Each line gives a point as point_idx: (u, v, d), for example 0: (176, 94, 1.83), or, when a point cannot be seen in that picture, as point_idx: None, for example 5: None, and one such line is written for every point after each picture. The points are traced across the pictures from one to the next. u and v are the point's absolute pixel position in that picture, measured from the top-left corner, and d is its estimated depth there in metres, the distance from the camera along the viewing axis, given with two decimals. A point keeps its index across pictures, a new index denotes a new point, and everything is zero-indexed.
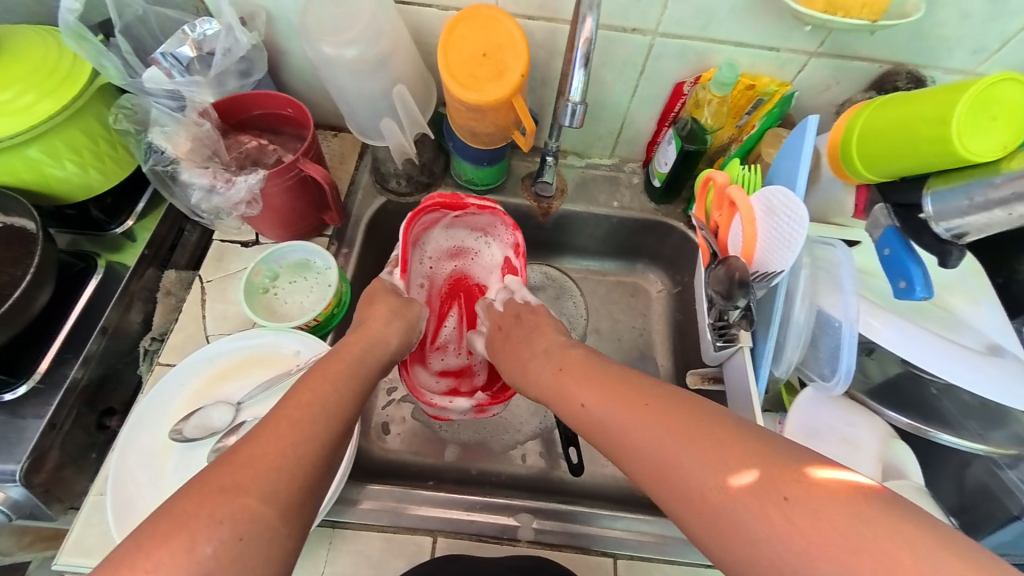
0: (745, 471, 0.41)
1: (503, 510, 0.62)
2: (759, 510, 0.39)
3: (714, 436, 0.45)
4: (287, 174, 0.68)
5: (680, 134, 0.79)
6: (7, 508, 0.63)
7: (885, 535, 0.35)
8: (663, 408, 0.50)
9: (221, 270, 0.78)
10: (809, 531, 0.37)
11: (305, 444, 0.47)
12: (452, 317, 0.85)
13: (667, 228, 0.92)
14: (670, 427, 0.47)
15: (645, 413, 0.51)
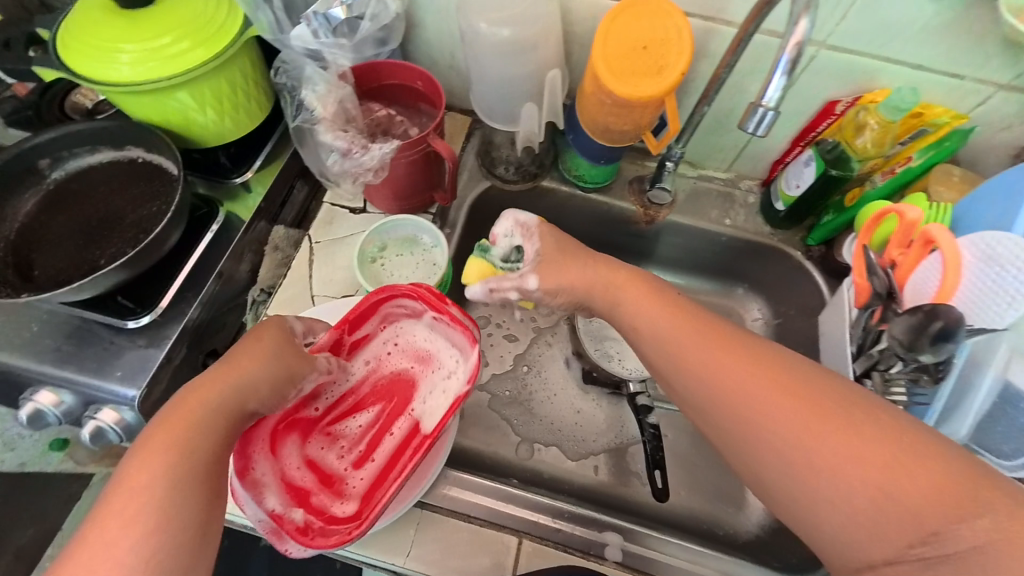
0: (808, 406, 0.43)
1: (590, 523, 0.60)
2: (889, 480, 0.40)
3: (774, 368, 0.46)
4: (419, 147, 0.68)
5: (824, 156, 0.73)
6: (120, 429, 0.65)
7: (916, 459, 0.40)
8: (780, 369, 0.46)
9: (330, 234, 0.79)
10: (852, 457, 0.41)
11: (210, 438, 0.45)
12: (367, 415, 0.65)
13: (781, 255, 0.86)
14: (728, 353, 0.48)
15: (758, 372, 0.47)
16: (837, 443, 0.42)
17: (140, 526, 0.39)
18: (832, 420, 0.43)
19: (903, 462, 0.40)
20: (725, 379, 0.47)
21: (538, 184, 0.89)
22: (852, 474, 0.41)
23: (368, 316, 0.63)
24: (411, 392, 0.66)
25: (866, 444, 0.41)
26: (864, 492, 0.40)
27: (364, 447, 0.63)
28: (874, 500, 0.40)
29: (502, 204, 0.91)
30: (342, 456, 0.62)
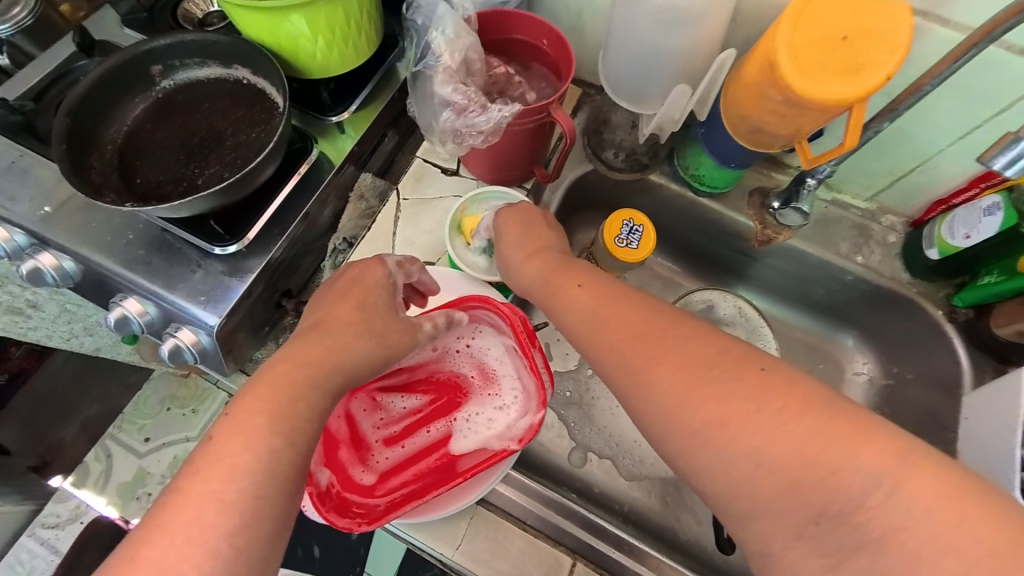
0: (708, 380, 0.41)
1: (651, 562, 0.56)
2: (777, 453, 0.38)
3: (672, 343, 0.44)
4: (536, 117, 0.61)
5: (1016, 206, 0.61)
6: (196, 352, 0.66)
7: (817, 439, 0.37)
8: (679, 340, 0.44)
9: (419, 192, 0.75)
10: (760, 444, 0.38)
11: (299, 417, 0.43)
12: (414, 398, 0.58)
13: (915, 310, 0.74)
14: (627, 325, 0.47)
15: (657, 338, 0.45)
16: (724, 412, 0.40)
17: (233, 518, 0.38)
18: (722, 390, 0.40)
19: (806, 436, 0.37)
20: (615, 338, 0.47)
21: (645, 177, 0.80)
22: (744, 444, 0.39)
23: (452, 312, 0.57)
24: (461, 402, 0.58)
25: (768, 411, 0.39)
26: (750, 464, 0.38)
27: (398, 429, 0.57)
28: (763, 475, 0.38)
29: (601, 191, 0.82)
30: (377, 427, 0.57)
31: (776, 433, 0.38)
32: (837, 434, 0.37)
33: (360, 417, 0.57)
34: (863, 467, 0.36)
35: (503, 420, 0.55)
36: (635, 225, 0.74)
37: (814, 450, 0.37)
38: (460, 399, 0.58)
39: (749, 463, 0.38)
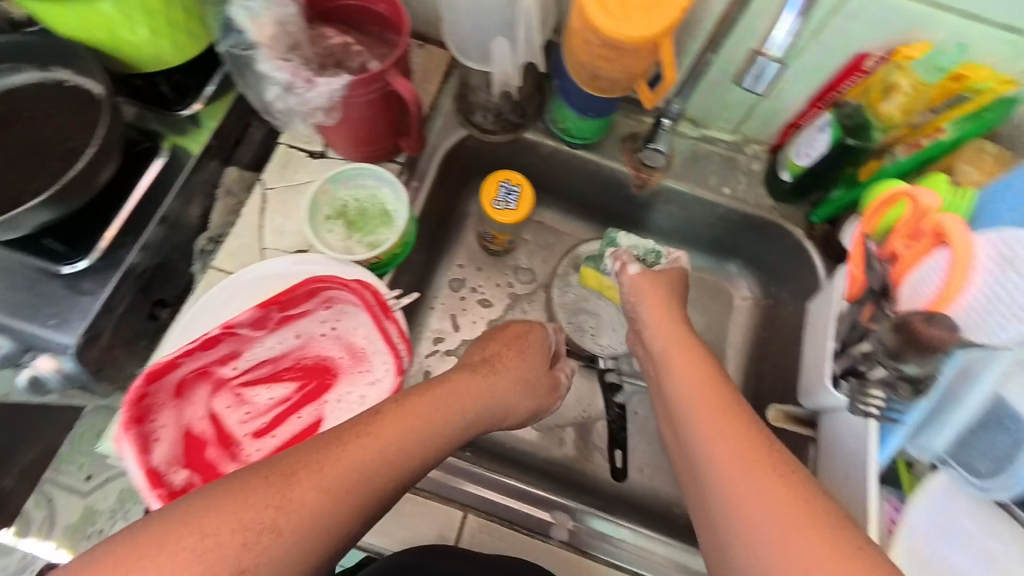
0: (736, 457, 0.47)
1: (542, 503, 0.59)
2: (781, 532, 0.41)
3: (742, 427, 0.49)
4: (373, 85, 0.59)
5: (842, 122, 0.65)
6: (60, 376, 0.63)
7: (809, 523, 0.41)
8: (746, 422, 0.50)
9: (285, 178, 0.72)
10: (762, 517, 0.43)
11: (371, 486, 0.44)
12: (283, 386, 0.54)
13: (780, 232, 0.78)
14: (727, 416, 0.51)
15: (733, 419, 0.51)
16: (734, 480, 0.46)
17: (218, 553, 0.36)
18: (740, 464, 0.46)
19: (733, 450, 0.48)
20: (707, 421, 0.51)
21: (520, 136, 0.80)
22: (749, 515, 0.43)
23: (304, 296, 0.53)
24: (331, 384, 0.55)
25: (722, 428, 0.50)
26: (757, 534, 0.42)
27: (266, 423, 0.52)
28: (762, 542, 0.42)
29: (481, 155, 0.82)
30: (242, 423, 0.52)
31: (774, 509, 0.43)
32: (762, 459, 0.46)
33: (225, 414, 0.52)
34: (777, 490, 0.44)
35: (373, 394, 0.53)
36: (513, 186, 0.76)
37: (783, 519, 0.42)
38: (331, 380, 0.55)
39: (756, 533, 0.43)
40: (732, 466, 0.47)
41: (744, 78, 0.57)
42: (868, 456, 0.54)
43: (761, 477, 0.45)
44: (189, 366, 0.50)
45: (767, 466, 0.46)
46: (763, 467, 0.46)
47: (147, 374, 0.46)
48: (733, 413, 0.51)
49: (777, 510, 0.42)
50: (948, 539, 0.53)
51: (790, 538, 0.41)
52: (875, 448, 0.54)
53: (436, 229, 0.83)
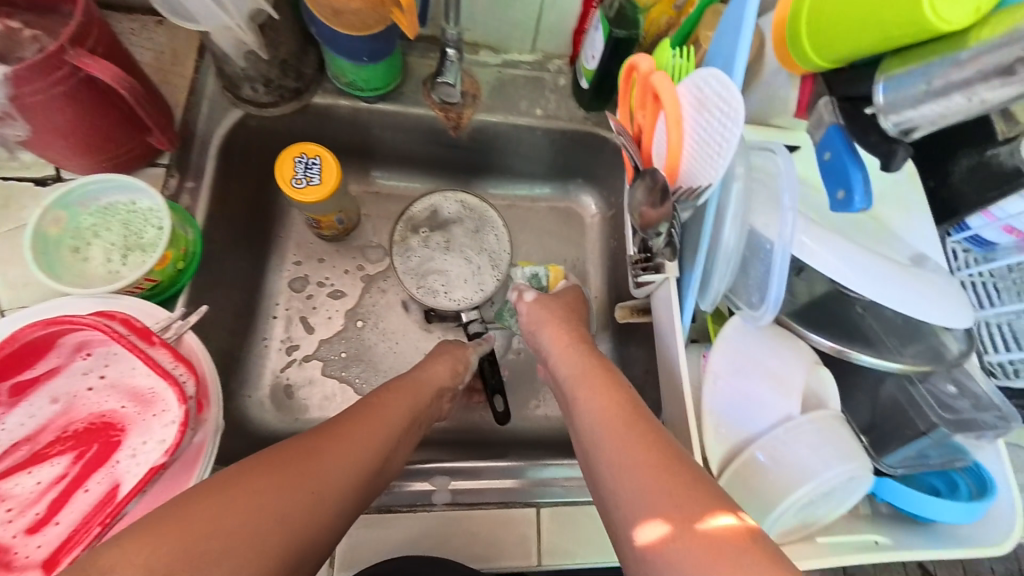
0: (605, 419, 0.47)
1: (416, 475, 0.60)
2: (645, 481, 0.41)
3: (612, 393, 0.50)
4: (56, 73, 0.47)
5: (608, 15, 0.61)
6: None
7: (666, 467, 0.41)
8: (616, 387, 0.51)
9: (9, 220, 0.58)
10: (628, 469, 0.42)
11: (303, 504, 0.42)
12: (52, 465, 0.46)
13: (600, 141, 0.79)
14: (599, 386, 0.51)
15: (605, 387, 0.51)
16: (606, 443, 0.45)
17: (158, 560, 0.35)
18: (611, 426, 0.46)
19: (614, 419, 0.47)
20: (586, 396, 0.51)
21: (308, 103, 0.71)
22: (619, 473, 0.43)
23: (37, 352, 0.44)
24: (120, 440, 0.48)
25: (606, 405, 0.48)
26: (627, 489, 0.41)
27: (39, 511, 0.45)
28: (630, 492, 0.41)
29: (272, 135, 0.72)
30: (6, 523, 0.44)
31: (634, 460, 0.42)
32: (633, 423, 0.45)
33: None
34: (644, 454, 0.43)
35: (163, 435, 0.47)
36: (310, 158, 0.67)
37: (643, 470, 0.41)
38: (113, 437, 0.48)
39: (629, 490, 0.41)
40: (609, 437, 0.45)
41: None
42: (674, 324, 0.50)
43: (629, 445, 0.44)
44: None
45: (630, 430, 0.45)
46: (628, 425, 0.45)
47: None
48: (621, 387, 0.51)
49: (625, 445, 0.44)
50: (740, 387, 0.49)
51: (645, 488, 0.41)
52: (677, 313, 0.49)
53: (249, 231, 0.73)
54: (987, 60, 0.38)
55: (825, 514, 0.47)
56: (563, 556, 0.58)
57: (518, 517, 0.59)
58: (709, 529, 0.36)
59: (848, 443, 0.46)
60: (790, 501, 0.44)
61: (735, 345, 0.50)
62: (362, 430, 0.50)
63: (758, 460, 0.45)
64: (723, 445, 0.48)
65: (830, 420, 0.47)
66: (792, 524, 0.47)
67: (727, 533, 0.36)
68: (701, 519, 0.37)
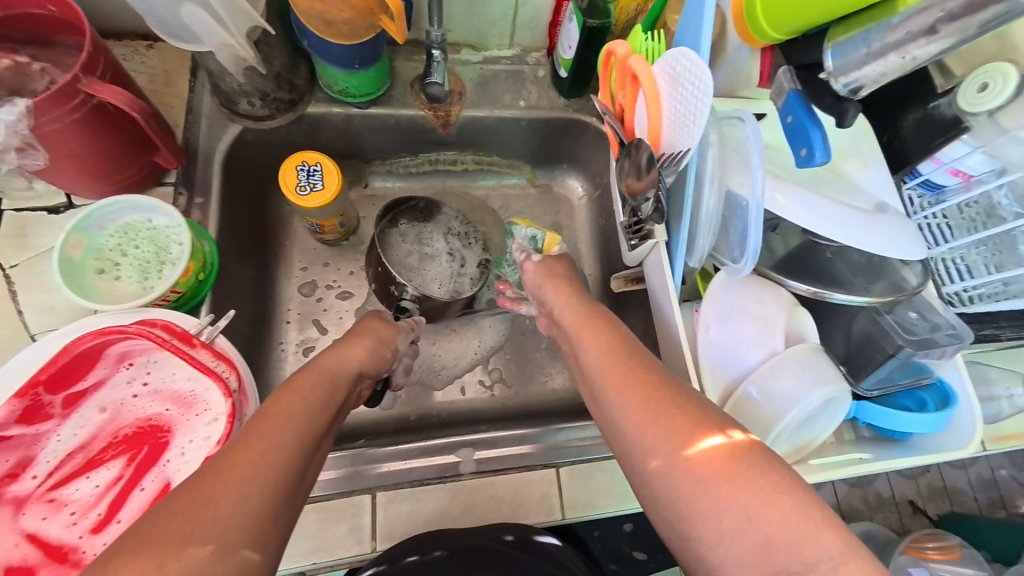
0: (605, 362, 0.49)
1: (440, 451, 0.64)
2: (644, 413, 0.43)
3: (610, 338, 0.52)
4: (70, 102, 0.50)
5: (580, 7, 0.66)
6: None
7: (665, 400, 0.43)
8: (613, 332, 0.53)
9: (27, 249, 0.60)
10: (629, 402, 0.45)
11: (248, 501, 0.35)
12: (106, 469, 0.49)
13: (581, 126, 0.84)
14: (599, 332, 0.53)
15: (602, 333, 0.53)
16: (607, 380, 0.48)
17: None
18: (611, 365, 0.48)
19: (614, 359, 0.49)
20: (587, 340, 0.53)
21: (303, 113, 0.74)
22: (622, 405, 0.45)
23: (86, 363, 0.47)
24: (168, 441, 0.50)
25: (610, 354, 0.50)
26: (629, 419, 0.44)
27: (102, 511, 0.47)
28: (635, 424, 0.43)
29: (270, 147, 0.75)
30: (72, 525, 0.47)
31: (635, 395, 0.45)
32: (632, 369, 0.47)
33: (43, 527, 0.46)
34: (646, 396, 0.44)
35: (209, 432, 0.50)
36: (312, 166, 0.71)
37: (643, 403, 0.44)
38: (161, 438, 0.51)
39: (631, 421, 0.44)
40: (612, 384, 0.47)
41: None
42: (666, 282, 0.55)
43: (631, 391, 0.45)
44: None
45: (633, 375, 0.46)
46: (625, 365, 0.48)
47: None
48: (623, 338, 0.52)
49: (623, 382, 0.46)
50: (731, 333, 0.54)
51: (647, 431, 0.42)
52: (669, 274, 0.55)
53: (256, 241, 0.76)
54: (917, 21, 0.44)
55: (816, 436, 0.53)
56: (584, 508, 0.63)
57: (540, 477, 0.64)
58: (699, 453, 0.39)
59: (830, 370, 0.52)
60: (781, 426, 0.50)
61: (721, 299, 0.55)
62: (273, 411, 0.42)
63: (750, 396, 0.51)
64: (719, 386, 0.53)
65: (813, 352, 0.52)
66: (788, 447, 0.53)
67: (716, 454, 0.38)
68: (694, 444, 0.40)
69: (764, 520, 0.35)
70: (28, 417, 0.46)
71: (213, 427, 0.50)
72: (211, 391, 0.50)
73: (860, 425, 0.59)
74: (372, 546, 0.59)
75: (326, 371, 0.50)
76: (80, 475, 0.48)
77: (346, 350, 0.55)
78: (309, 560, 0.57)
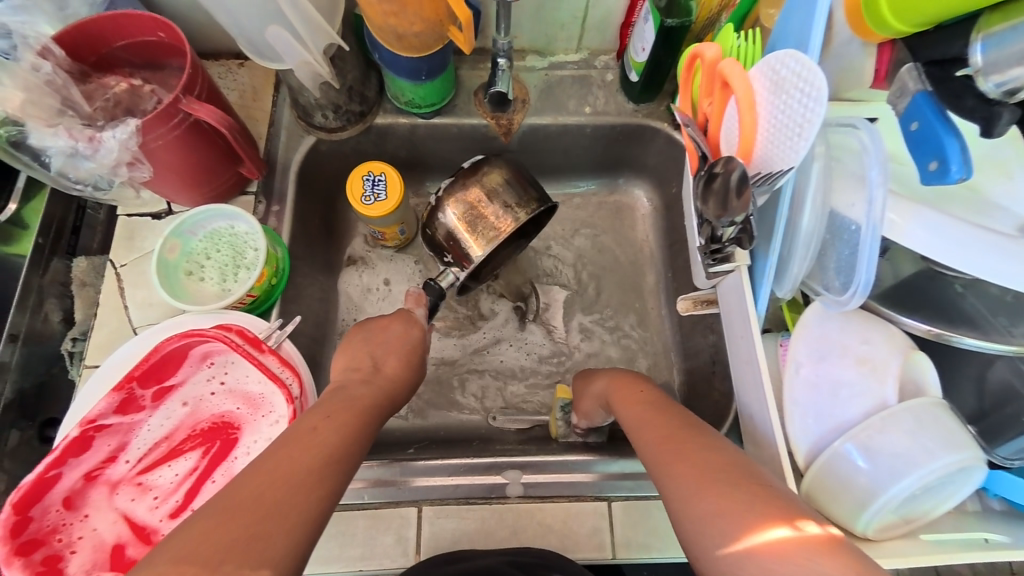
0: (657, 432, 0.48)
1: (487, 470, 0.62)
2: (701, 485, 0.40)
3: (661, 414, 0.51)
4: (171, 120, 0.55)
5: (658, 6, 0.61)
6: None
7: (720, 474, 0.40)
8: (663, 409, 0.52)
9: (134, 250, 0.67)
10: (685, 470, 0.42)
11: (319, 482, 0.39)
12: (182, 461, 0.53)
13: (651, 133, 0.79)
14: (648, 408, 0.53)
15: (652, 410, 0.52)
16: (659, 451, 0.46)
17: None
18: (664, 436, 0.47)
19: (670, 432, 0.47)
20: (638, 417, 0.52)
21: (371, 124, 0.76)
22: (675, 473, 0.42)
23: (173, 360, 0.51)
24: (236, 438, 0.54)
25: (663, 430, 0.48)
26: (682, 489, 0.41)
27: (180, 498, 0.51)
28: (691, 495, 0.40)
29: (340, 157, 0.78)
30: (154, 508, 0.51)
31: (690, 470, 0.42)
32: (687, 442, 0.45)
33: (130, 508, 0.50)
34: (711, 467, 0.41)
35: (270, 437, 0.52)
36: (377, 176, 0.72)
37: (697, 475, 0.41)
38: (229, 439, 0.54)
39: (683, 489, 0.41)
40: (667, 454, 0.45)
41: None
42: (747, 312, 0.49)
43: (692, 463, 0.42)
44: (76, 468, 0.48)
45: (690, 445, 0.44)
46: (678, 437, 0.46)
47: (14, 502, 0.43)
48: (667, 411, 0.51)
49: (676, 452, 0.44)
50: (827, 376, 0.47)
51: (706, 503, 0.39)
52: (751, 302, 0.48)
53: (325, 248, 0.80)
54: None
55: (932, 509, 0.45)
56: (638, 549, 0.58)
57: (591, 509, 0.60)
58: (759, 545, 0.35)
59: (951, 428, 0.43)
60: (890, 493, 0.42)
61: (816, 333, 0.48)
62: (302, 442, 0.42)
63: (850, 453, 0.43)
64: (810, 437, 0.46)
65: (934, 407, 0.43)
66: (894, 518, 0.44)
67: (778, 546, 0.34)
68: (755, 536, 0.35)
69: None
70: (123, 407, 0.50)
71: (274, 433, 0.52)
72: (275, 397, 0.53)
73: (990, 496, 0.49)
74: (416, 559, 0.58)
75: (369, 397, 0.52)
76: (160, 466, 0.52)
77: (379, 385, 0.55)
78: (355, 566, 0.58)
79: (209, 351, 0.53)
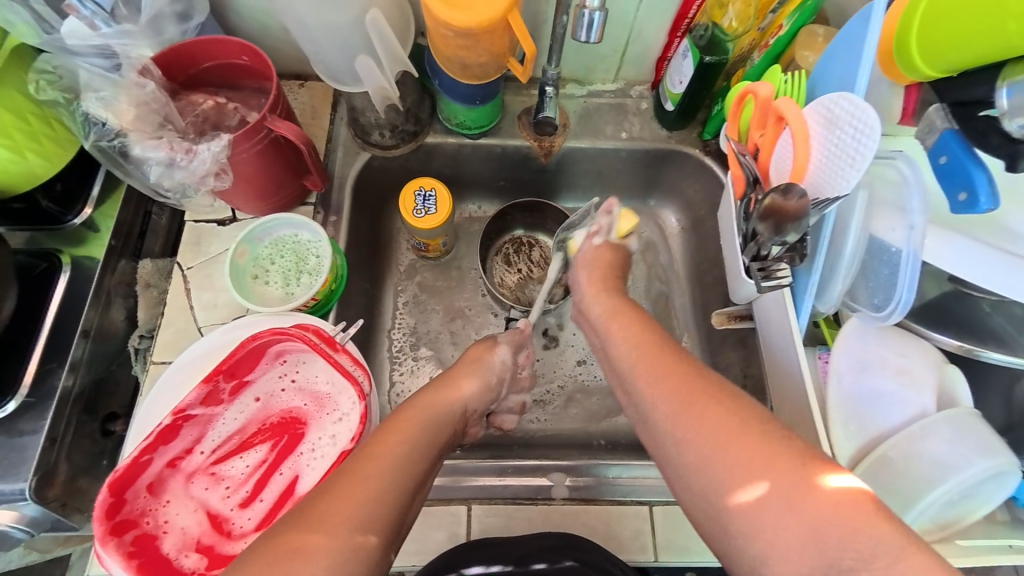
0: (654, 369, 0.47)
1: (535, 471, 0.65)
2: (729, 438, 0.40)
3: (650, 343, 0.50)
4: (256, 136, 0.60)
5: (697, 45, 0.66)
6: (26, 525, 0.63)
7: (734, 416, 0.41)
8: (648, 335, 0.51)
9: (201, 254, 0.71)
10: (696, 418, 0.42)
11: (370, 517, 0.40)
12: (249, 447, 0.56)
13: (682, 157, 0.84)
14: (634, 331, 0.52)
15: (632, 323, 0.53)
16: (658, 381, 0.46)
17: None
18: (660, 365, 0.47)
19: (659, 360, 0.48)
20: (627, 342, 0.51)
21: (422, 142, 0.80)
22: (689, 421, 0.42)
23: (253, 357, 0.55)
24: (303, 433, 0.57)
25: (662, 389, 0.45)
26: (703, 433, 0.41)
27: (249, 488, 0.54)
28: (723, 442, 0.40)
29: (390, 173, 0.82)
30: (226, 498, 0.54)
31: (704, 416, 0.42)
32: (684, 374, 0.45)
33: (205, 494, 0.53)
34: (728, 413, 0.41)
35: (336, 431, 0.56)
36: (428, 191, 0.77)
37: (722, 427, 0.41)
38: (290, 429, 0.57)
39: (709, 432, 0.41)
40: (648, 376, 0.47)
41: (576, 31, 0.56)
42: (789, 324, 0.53)
43: (721, 450, 0.40)
44: (162, 459, 0.51)
45: (684, 378, 0.45)
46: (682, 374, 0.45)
47: (111, 483, 0.47)
48: (650, 334, 0.51)
49: (687, 394, 0.44)
50: (867, 385, 0.50)
51: (722, 452, 0.40)
52: (793, 316, 0.52)
53: (372, 256, 0.83)
54: None
55: (967, 514, 0.48)
56: (680, 552, 0.61)
57: (632, 513, 0.62)
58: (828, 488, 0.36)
59: (987, 436, 0.46)
60: (931, 498, 0.45)
61: (854, 345, 0.52)
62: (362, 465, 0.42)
63: (891, 457, 0.46)
64: (852, 443, 0.49)
65: (968, 417, 0.47)
66: (933, 522, 0.47)
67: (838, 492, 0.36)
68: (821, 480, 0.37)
69: (828, 525, 0.35)
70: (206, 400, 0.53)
71: (341, 426, 0.56)
72: (346, 394, 0.56)
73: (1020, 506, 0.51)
74: None
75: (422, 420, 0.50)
76: (229, 453, 0.55)
77: (432, 401, 0.53)
78: (410, 561, 0.60)
79: (282, 345, 0.56)
